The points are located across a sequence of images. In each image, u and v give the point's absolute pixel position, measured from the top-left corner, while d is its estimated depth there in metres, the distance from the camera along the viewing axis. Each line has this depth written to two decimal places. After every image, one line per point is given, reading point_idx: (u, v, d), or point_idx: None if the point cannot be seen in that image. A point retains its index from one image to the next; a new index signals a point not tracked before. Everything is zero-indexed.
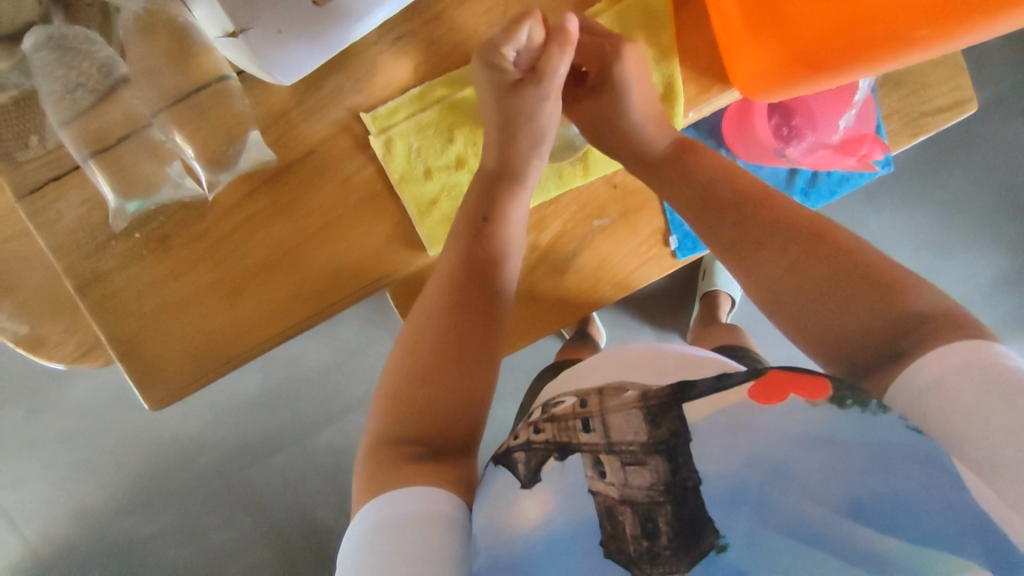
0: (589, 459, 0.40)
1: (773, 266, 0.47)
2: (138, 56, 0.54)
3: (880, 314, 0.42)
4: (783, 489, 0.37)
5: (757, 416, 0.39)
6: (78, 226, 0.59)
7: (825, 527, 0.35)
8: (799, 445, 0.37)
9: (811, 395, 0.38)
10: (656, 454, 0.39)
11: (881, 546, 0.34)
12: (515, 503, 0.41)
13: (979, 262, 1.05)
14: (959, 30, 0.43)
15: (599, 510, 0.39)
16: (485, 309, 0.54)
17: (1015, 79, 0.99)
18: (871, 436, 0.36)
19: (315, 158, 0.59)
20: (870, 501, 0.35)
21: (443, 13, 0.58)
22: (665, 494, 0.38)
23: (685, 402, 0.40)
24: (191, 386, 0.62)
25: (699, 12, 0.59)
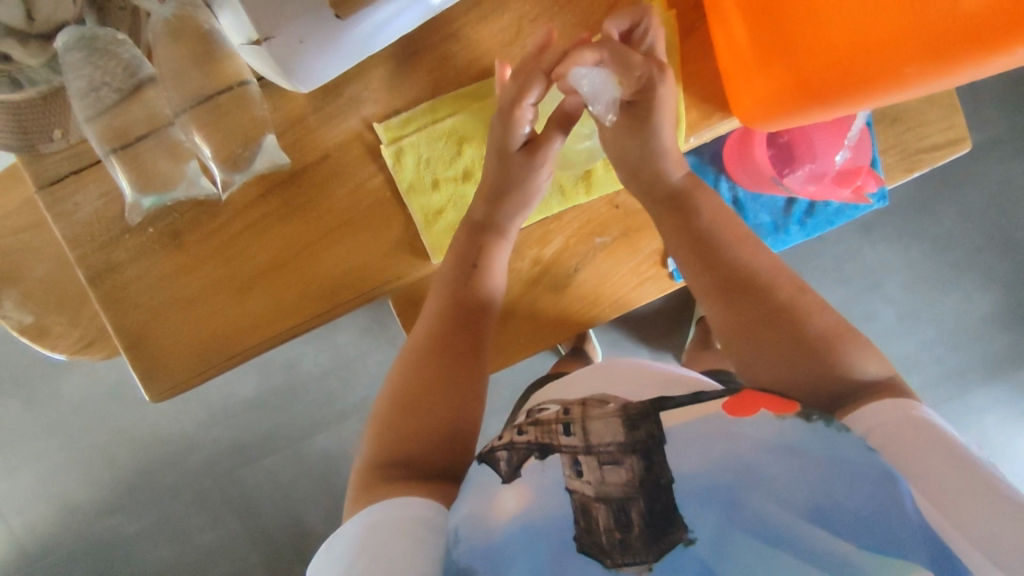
0: (567, 459, 0.40)
1: (744, 315, 0.51)
2: (167, 61, 0.55)
3: (834, 372, 0.47)
4: (750, 493, 0.38)
5: (729, 424, 0.40)
6: (94, 218, 0.61)
7: (786, 529, 0.37)
8: (766, 453, 0.38)
9: (778, 410, 0.40)
10: (633, 453, 0.39)
11: (838, 548, 0.36)
12: (496, 496, 0.41)
13: (971, 298, 1.07)
14: (949, 66, 0.44)
15: (575, 505, 0.39)
16: (471, 332, 0.58)
17: (1010, 121, 1.02)
18: (835, 450, 0.38)
19: (329, 163, 0.61)
20: (831, 507, 0.37)
21: (460, 30, 0.60)
22: (638, 490, 0.39)
23: (663, 410, 0.41)
24: (193, 380, 0.63)
25: (705, 40, 0.62)
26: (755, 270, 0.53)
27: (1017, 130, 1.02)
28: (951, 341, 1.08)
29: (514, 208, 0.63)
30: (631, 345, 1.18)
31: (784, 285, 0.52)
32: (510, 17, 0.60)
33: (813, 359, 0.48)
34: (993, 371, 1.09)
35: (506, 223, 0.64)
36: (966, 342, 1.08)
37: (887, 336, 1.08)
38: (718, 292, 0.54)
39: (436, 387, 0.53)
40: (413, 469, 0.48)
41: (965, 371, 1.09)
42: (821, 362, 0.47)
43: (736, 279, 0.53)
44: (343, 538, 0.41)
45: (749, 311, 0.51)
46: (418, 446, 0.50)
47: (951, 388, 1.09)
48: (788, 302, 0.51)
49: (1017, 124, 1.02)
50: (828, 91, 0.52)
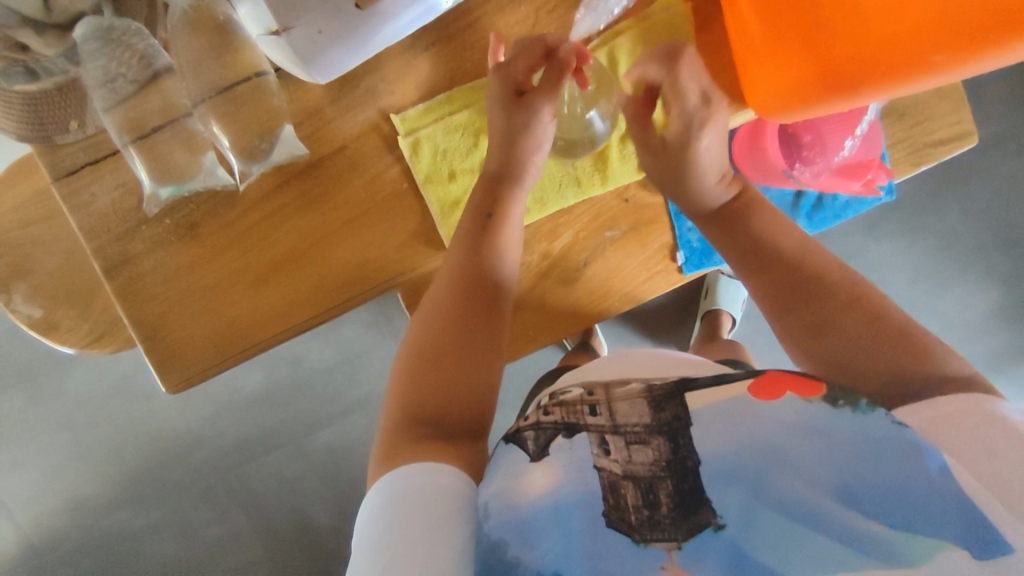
0: (595, 438, 0.41)
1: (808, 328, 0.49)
2: (186, 50, 0.57)
3: (910, 366, 0.43)
4: (778, 473, 0.38)
5: (753, 405, 0.40)
6: (110, 209, 0.61)
7: (815, 508, 0.36)
8: (793, 433, 0.38)
9: (803, 394, 0.40)
10: (659, 435, 0.39)
11: (866, 528, 0.34)
12: (524, 473, 0.42)
13: (975, 294, 1.07)
14: (975, 57, 0.44)
15: (604, 484, 0.39)
16: (486, 305, 0.54)
17: (1014, 118, 1.03)
18: (865, 432, 0.37)
19: (346, 154, 0.61)
20: (860, 486, 0.36)
21: (478, 22, 0.61)
22: (666, 470, 0.38)
23: (688, 391, 0.41)
24: (209, 371, 0.63)
25: (719, 34, 0.62)
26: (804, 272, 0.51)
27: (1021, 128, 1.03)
28: (954, 336, 1.09)
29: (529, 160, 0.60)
30: (636, 341, 1.18)
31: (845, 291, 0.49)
32: (527, 9, 0.61)
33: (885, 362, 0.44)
34: (995, 366, 1.10)
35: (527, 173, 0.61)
36: (969, 338, 1.09)
37: None
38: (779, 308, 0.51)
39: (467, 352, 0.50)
40: (444, 430, 0.46)
41: None
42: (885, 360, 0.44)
43: (797, 290, 0.51)
44: (371, 506, 0.41)
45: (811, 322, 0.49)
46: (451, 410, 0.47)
47: None
48: (850, 306, 0.48)
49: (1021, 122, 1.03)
50: (845, 81, 0.52)
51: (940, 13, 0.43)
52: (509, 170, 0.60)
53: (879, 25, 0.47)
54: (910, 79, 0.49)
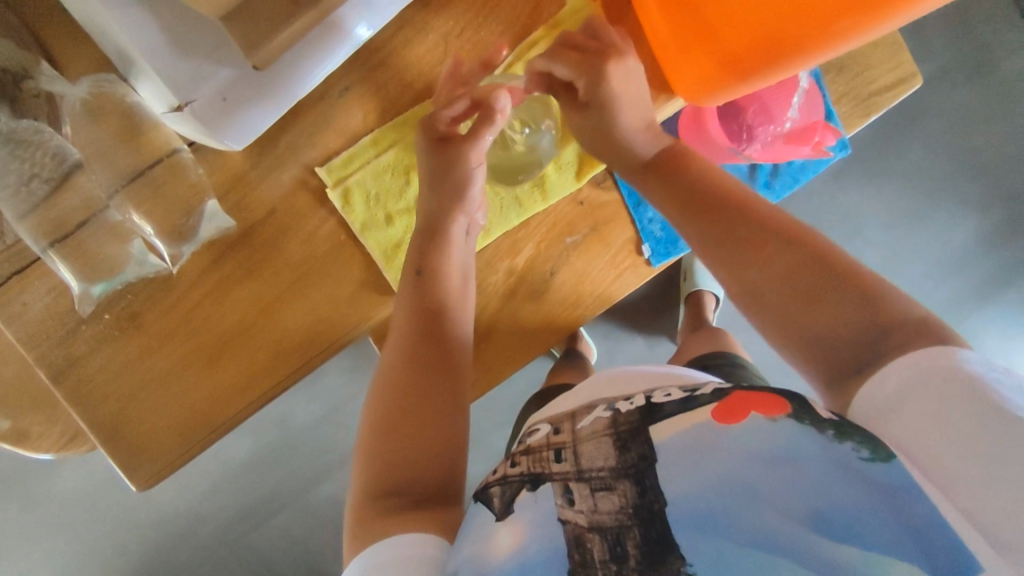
0: (559, 487, 0.39)
1: (763, 269, 0.46)
2: (90, 139, 0.55)
3: (854, 307, 0.42)
4: (749, 507, 0.36)
5: (718, 435, 0.38)
6: (47, 314, 0.58)
7: (788, 543, 0.34)
8: (758, 464, 0.37)
9: (768, 412, 0.38)
10: (625, 478, 0.38)
11: (839, 557, 0.33)
12: (490, 534, 0.39)
13: (949, 228, 1.07)
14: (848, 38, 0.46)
15: (569, 538, 0.37)
16: (445, 362, 0.53)
17: (955, 47, 1.02)
18: (836, 457, 0.35)
19: (278, 216, 0.59)
20: (831, 512, 0.34)
21: (388, 58, 0.59)
22: (633, 518, 0.37)
23: (652, 424, 0.40)
24: (177, 462, 0.61)
25: (635, 27, 0.60)
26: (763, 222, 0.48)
27: (964, 56, 1.02)
28: (935, 274, 1.09)
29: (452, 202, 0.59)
30: (623, 335, 1.16)
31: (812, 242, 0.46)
32: (435, 37, 0.59)
33: (845, 317, 0.42)
34: (980, 295, 1.10)
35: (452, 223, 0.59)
36: (948, 272, 1.09)
37: None
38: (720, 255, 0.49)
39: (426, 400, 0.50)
40: (412, 499, 0.45)
41: (955, 300, 1.10)
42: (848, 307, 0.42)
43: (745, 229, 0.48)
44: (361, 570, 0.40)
45: (764, 268, 0.46)
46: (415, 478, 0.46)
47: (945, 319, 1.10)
48: (803, 249, 0.45)
49: (963, 50, 1.02)
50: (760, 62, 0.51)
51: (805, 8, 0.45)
52: (439, 220, 0.59)
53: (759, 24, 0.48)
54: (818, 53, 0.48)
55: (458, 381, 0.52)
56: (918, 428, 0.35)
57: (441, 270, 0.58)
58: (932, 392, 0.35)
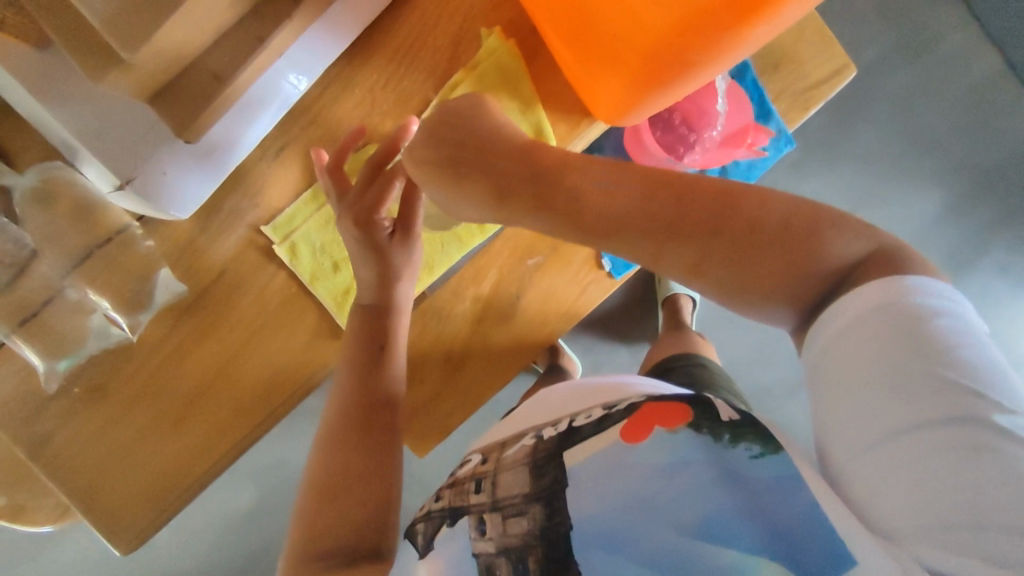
0: (474, 519, 0.41)
1: (692, 236, 0.41)
2: (41, 224, 0.57)
3: (806, 259, 0.39)
4: (648, 522, 0.38)
5: (626, 454, 0.41)
6: (16, 393, 0.60)
7: (682, 552, 0.36)
8: (658, 476, 0.39)
9: (669, 423, 0.41)
10: (536, 502, 0.40)
11: (724, 560, 0.35)
12: (411, 572, 0.41)
13: (914, 204, 1.09)
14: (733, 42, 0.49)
15: (480, 568, 0.39)
16: None
17: (896, 28, 1.04)
18: (724, 464, 0.38)
19: (228, 276, 0.62)
20: (720, 517, 0.37)
21: (317, 116, 0.62)
22: (537, 539, 0.38)
23: (567, 449, 0.43)
24: (154, 525, 0.63)
25: (550, 59, 0.63)
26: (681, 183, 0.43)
27: (906, 37, 1.05)
28: None
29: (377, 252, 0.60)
30: (607, 344, 1.18)
31: (737, 189, 0.42)
32: (360, 91, 0.62)
33: (792, 269, 0.39)
34: (954, 267, 1.11)
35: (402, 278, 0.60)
36: (919, 246, 1.10)
37: None
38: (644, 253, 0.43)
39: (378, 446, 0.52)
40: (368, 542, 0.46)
41: None
42: (789, 270, 0.39)
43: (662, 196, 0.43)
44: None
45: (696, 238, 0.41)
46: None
47: None
48: (731, 202, 0.41)
49: (904, 30, 1.04)
50: (670, 73, 0.53)
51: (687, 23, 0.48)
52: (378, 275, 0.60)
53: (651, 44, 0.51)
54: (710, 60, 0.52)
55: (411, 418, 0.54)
56: (842, 405, 0.35)
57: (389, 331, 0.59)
58: (883, 331, 0.34)
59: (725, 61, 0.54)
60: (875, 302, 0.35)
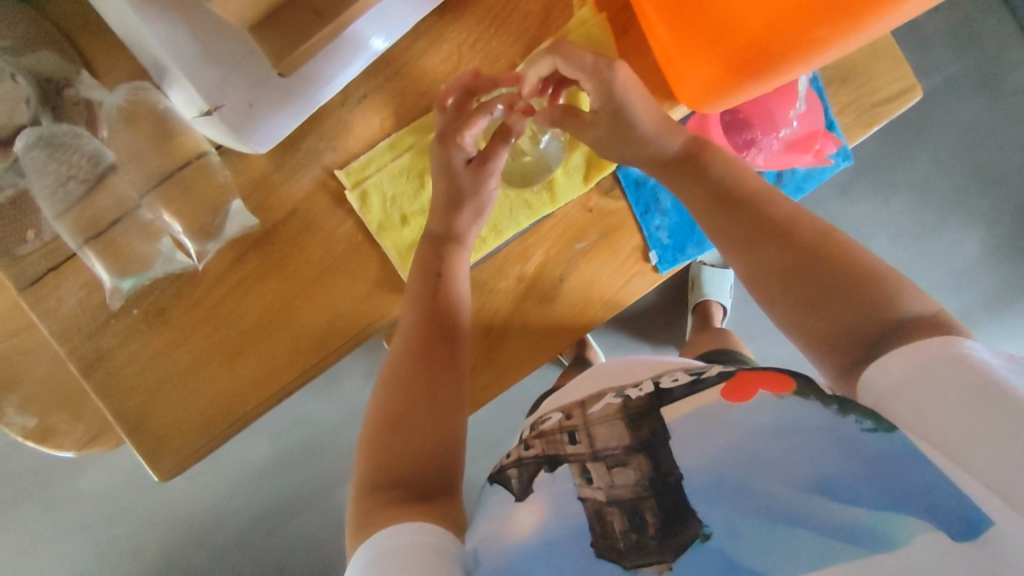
0: (577, 468, 0.43)
1: (778, 263, 0.50)
2: (123, 143, 0.58)
3: (871, 309, 0.44)
4: (757, 477, 0.39)
5: (728, 411, 0.43)
6: (79, 308, 0.61)
7: (795, 506, 0.38)
8: (766, 436, 0.40)
9: (776, 389, 0.42)
10: (638, 453, 0.43)
11: (846, 517, 0.36)
12: (511, 514, 0.43)
13: (960, 241, 1.06)
14: (854, 28, 0.47)
15: (589, 512, 0.41)
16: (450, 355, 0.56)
17: (968, 58, 1.01)
18: (837, 430, 0.39)
19: (298, 216, 0.62)
20: (835, 477, 0.38)
21: (404, 67, 0.62)
22: (649, 489, 0.41)
23: (663, 406, 0.45)
24: (199, 453, 0.64)
25: (640, 38, 0.63)
26: (782, 223, 0.51)
27: (976, 68, 1.02)
28: (944, 286, 1.08)
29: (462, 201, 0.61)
30: (633, 344, 1.15)
31: (836, 243, 0.49)
32: (448, 47, 0.62)
33: (852, 318, 0.45)
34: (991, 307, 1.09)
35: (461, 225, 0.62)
36: (959, 283, 1.08)
37: None
38: (741, 256, 0.52)
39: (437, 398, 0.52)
40: (413, 491, 0.47)
41: (966, 310, 1.09)
42: (860, 306, 0.45)
43: (756, 229, 0.52)
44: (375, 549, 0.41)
45: (778, 263, 0.50)
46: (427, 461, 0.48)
47: None
48: (822, 253, 0.48)
49: (977, 60, 1.01)
50: (769, 60, 0.52)
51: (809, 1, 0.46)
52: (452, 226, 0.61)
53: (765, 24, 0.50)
54: (818, 50, 0.50)
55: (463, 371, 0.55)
56: (927, 414, 0.37)
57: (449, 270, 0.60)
58: (929, 373, 0.38)
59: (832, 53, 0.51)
60: (916, 354, 0.39)
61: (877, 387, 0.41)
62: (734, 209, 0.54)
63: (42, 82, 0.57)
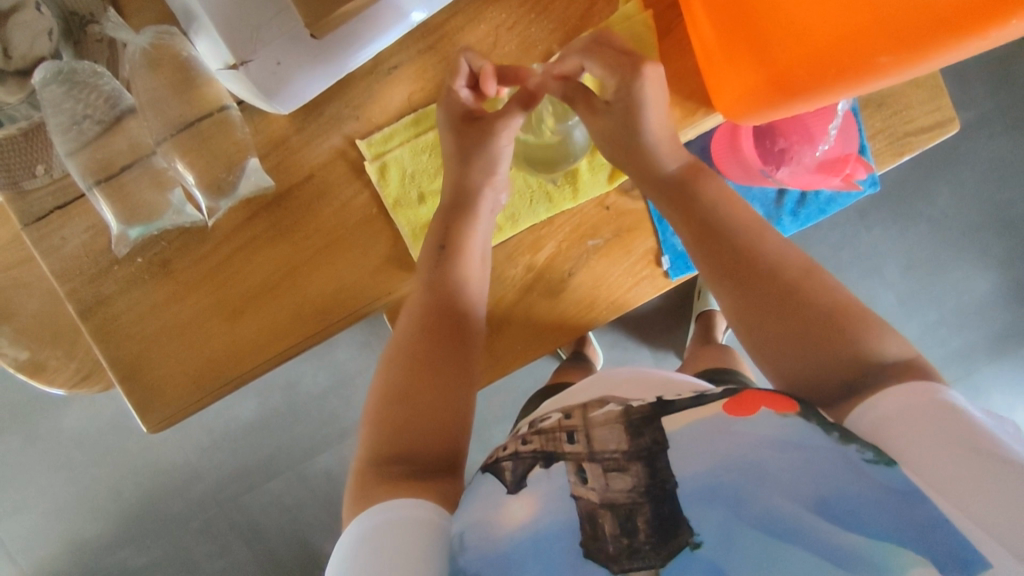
0: (572, 466, 0.42)
1: (756, 294, 0.49)
2: (146, 88, 0.56)
3: (846, 351, 0.44)
4: (756, 489, 0.39)
5: (730, 423, 0.41)
6: (83, 251, 0.61)
7: (793, 522, 0.38)
8: (769, 448, 0.40)
9: (779, 408, 0.41)
10: (637, 460, 0.41)
11: (842, 541, 0.36)
12: (502, 504, 0.42)
13: (971, 280, 1.04)
14: (920, 60, 0.44)
15: (582, 513, 0.41)
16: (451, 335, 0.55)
17: (999, 98, 0.99)
18: (844, 460, 0.38)
19: (313, 182, 0.61)
20: (836, 499, 0.37)
21: (439, 42, 0.60)
22: (644, 496, 0.40)
23: (664, 415, 0.43)
24: (189, 410, 0.63)
25: (682, 41, 0.61)
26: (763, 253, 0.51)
27: (1004, 109, 0.99)
28: (949, 323, 1.05)
29: (479, 173, 0.60)
30: (631, 346, 1.14)
31: (812, 282, 0.48)
32: (486, 27, 0.60)
33: (822, 357, 0.45)
34: (995, 349, 1.06)
35: (481, 197, 0.61)
36: (964, 322, 1.05)
37: (889, 321, 1.05)
38: (719, 277, 0.52)
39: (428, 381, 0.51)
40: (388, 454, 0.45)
41: (970, 351, 1.06)
42: (835, 347, 0.45)
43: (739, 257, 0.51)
44: (375, 521, 0.41)
45: (755, 297, 0.49)
46: (422, 441, 0.47)
47: (952, 370, 1.07)
48: (800, 291, 0.48)
49: (1007, 101, 0.99)
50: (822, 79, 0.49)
51: (880, 16, 0.43)
52: (470, 195, 0.60)
53: (824, 37, 0.47)
54: (869, 81, 0.48)
55: (466, 354, 0.54)
56: (924, 454, 0.36)
57: (456, 245, 0.59)
58: (916, 413, 0.38)
59: (882, 83, 0.49)
60: (903, 393, 0.39)
61: (863, 424, 0.40)
62: (718, 233, 0.53)
63: (68, 15, 0.58)
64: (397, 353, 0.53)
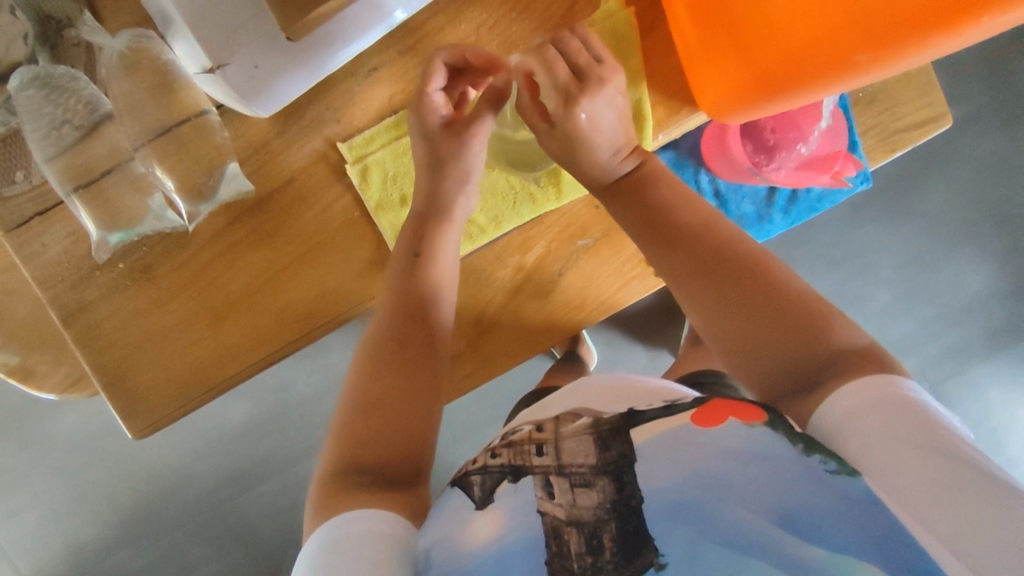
0: (540, 480, 0.41)
1: (718, 286, 0.48)
2: (122, 93, 0.56)
3: (807, 346, 0.44)
4: (721, 502, 0.39)
5: (697, 435, 0.41)
6: (64, 257, 0.60)
7: (756, 536, 0.37)
8: (736, 460, 0.39)
9: (745, 418, 0.42)
10: (604, 475, 0.41)
11: (805, 555, 0.36)
12: (468, 521, 0.42)
13: (968, 275, 1.03)
14: (898, 57, 0.43)
15: (547, 529, 0.40)
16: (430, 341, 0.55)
17: (994, 91, 0.98)
18: (812, 471, 0.38)
19: (295, 185, 0.61)
20: (801, 512, 0.37)
21: (419, 42, 0.60)
22: (610, 512, 0.40)
23: (634, 427, 0.43)
24: (174, 416, 0.62)
25: (665, 39, 0.60)
26: (729, 245, 0.50)
27: (1000, 102, 0.98)
28: (945, 319, 1.05)
29: (458, 180, 0.60)
30: (626, 344, 1.14)
31: (771, 273, 0.48)
32: (467, 26, 0.60)
33: (784, 353, 0.45)
34: (992, 344, 1.06)
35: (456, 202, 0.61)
36: (961, 317, 1.05)
37: (885, 317, 1.04)
38: (681, 270, 0.51)
39: (405, 387, 0.50)
40: None
41: (968, 346, 1.06)
42: (796, 342, 0.45)
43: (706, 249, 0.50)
44: (341, 530, 0.41)
45: (716, 289, 0.48)
46: None
47: (949, 366, 1.06)
48: (760, 282, 0.47)
49: (1002, 94, 0.98)
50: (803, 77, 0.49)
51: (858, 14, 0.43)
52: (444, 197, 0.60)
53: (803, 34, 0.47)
54: (849, 78, 0.47)
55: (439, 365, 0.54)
56: (882, 456, 0.37)
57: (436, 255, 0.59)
58: (875, 413, 0.38)
59: (862, 81, 0.48)
60: (861, 389, 0.40)
61: (825, 423, 0.41)
62: (680, 237, 0.52)
63: (41, 19, 0.57)
64: (379, 359, 0.53)
